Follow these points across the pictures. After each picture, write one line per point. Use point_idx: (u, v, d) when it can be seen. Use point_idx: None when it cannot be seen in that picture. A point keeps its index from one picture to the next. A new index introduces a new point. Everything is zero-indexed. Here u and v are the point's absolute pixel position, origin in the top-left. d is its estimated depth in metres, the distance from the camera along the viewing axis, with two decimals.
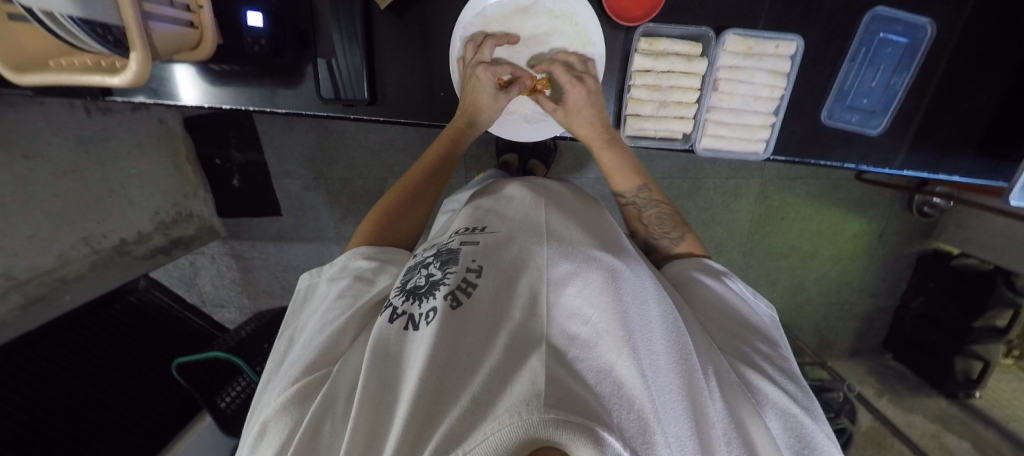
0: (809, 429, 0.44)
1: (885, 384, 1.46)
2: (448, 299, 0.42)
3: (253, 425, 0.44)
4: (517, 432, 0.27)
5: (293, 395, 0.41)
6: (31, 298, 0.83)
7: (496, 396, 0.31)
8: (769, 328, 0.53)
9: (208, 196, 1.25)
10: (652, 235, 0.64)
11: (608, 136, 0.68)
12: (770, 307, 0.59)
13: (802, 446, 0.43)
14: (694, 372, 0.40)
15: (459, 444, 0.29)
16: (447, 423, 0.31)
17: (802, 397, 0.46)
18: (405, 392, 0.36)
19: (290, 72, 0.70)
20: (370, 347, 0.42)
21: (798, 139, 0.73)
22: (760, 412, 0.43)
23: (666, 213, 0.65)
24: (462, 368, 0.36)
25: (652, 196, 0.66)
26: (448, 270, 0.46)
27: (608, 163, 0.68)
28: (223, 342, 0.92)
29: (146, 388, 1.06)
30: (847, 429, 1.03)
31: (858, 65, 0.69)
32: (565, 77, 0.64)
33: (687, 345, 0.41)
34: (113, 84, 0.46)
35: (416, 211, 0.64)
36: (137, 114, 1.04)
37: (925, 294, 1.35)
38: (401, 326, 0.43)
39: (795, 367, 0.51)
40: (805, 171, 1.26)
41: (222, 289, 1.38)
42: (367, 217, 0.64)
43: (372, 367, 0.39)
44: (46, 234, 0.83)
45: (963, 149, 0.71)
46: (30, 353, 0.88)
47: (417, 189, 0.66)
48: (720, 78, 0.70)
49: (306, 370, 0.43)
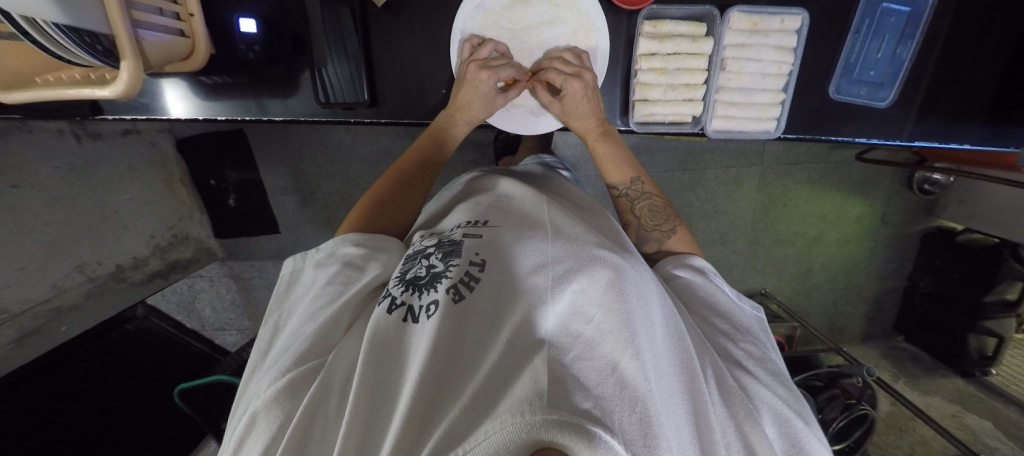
0: (801, 434, 0.43)
1: (900, 367, 1.43)
2: (450, 293, 0.40)
3: (239, 418, 0.42)
4: (517, 433, 0.25)
5: (284, 387, 0.39)
6: (26, 331, 0.79)
7: (499, 394, 0.29)
8: (759, 329, 0.52)
9: (204, 217, 1.22)
10: (645, 228, 0.62)
11: (605, 129, 0.66)
12: (757, 309, 0.56)
13: (795, 454, 0.42)
14: (694, 375, 0.38)
15: (457, 444, 0.26)
16: (447, 420, 0.29)
17: (794, 402, 0.45)
18: (405, 386, 0.34)
19: (285, 79, 0.69)
20: (368, 338, 0.40)
21: (811, 115, 0.73)
22: (756, 417, 0.41)
23: (659, 206, 0.62)
24: (463, 364, 0.34)
25: (646, 188, 0.64)
26: (450, 263, 0.44)
27: (602, 155, 0.65)
28: (223, 366, 0.88)
29: (147, 415, 1.01)
30: (869, 414, 0.97)
31: (862, 37, 0.69)
32: (559, 79, 0.62)
33: (687, 347, 0.39)
34: (104, 96, 0.45)
35: (404, 202, 0.63)
36: (129, 138, 1.02)
37: (932, 274, 1.33)
38: (399, 318, 0.41)
39: (786, 370, 0.49)
40: (804, 157, 1.26)
41: (222, 313, 1.35)
42: (357, 203, 0.62)
43: (369, 360, 0.37)
44: (39, 264, 0.80)
45: (972, 117, 0.71)
46: (23, 389, 0.87)
47: (406, 179, 0.65)
48: (728, 58, 0.69)
49: (296, 361, 0.41)
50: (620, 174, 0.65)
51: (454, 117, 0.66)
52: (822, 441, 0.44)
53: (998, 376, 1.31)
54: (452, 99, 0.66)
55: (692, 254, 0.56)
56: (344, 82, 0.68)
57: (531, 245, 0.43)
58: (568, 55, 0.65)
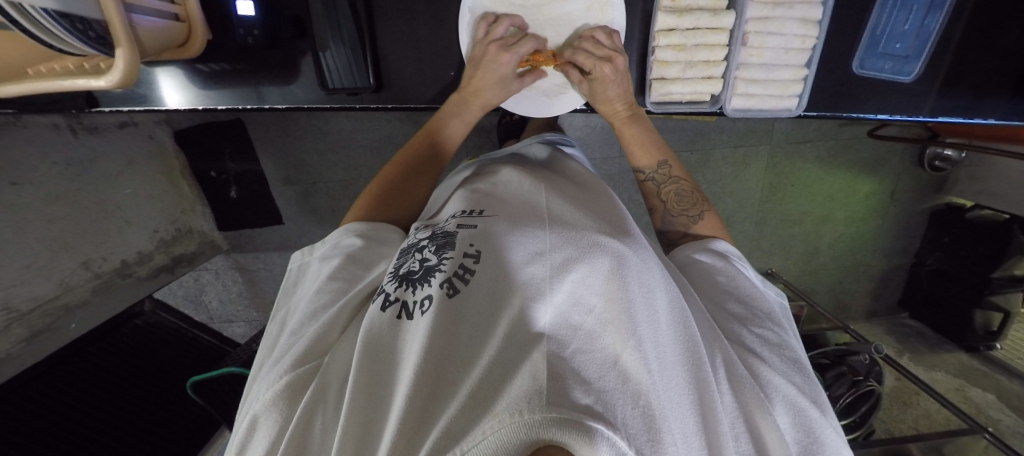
0: (816, 423, 0.41)
1: (905, 343, 1.44)
2: (443, 288, 0.39)
3: (245, 417, 0.41)
4: (517, 433, 0.24)
5: (282, 389, 0.38)
6: (35, 329, 0.79)
7: (496, 390, 0.29)
8: (776, 312, 0.50)
9: (207, 210, 1.21)
10: (670, 213, 0.61)
11: (631, 111, 0.64)
12: (781, 295, 0.55)
13: (810, 442, 0.40)
14: (700, 364, 0.37)
15: (457, 443, 0.26)
16: (443, 420, 0.28)
17: (807, 389, 0.43)
18: (401, 384, 0.33)
19: (286, 65, 0.67)
20: (362, 339, 0.39)
21: (829, 91, 0.71)
22: (767, 406, 0.40)
23: (686, 190, 0.61)
24: (460, 359, 0.34)
25: (672, 172, 0.63)
26: (444, 256, 0.44)
27: (629, 137, 0.64)
28: (235, 357, 0.87)
29: (161, 408, 1.04)
30: (878, 391, 0.98)
31: (890, 7, 0.67)
32: (590, 62, 0.59)
33: (693, 336, 0.38)
34: (99, 86, 0.43)
35: (412, 192, 0.62)
36: (126, 131, 1.00)
37: (940, 250, 1.33)
38: (393, 315, 0.40)
39: (804, 356, 0.47)
40: (814, 134, 1.23)
41: (229, 304, 1.35)
42: (366, 191, 0.61)
43: (364, 358, 0.37)
44: (44, 262, 0.79)
45: (997, 92, 0.69)
46: (39, 384, 0.86)
47: (411, 169, 0.63)
48: (750, 32, 0.66)
49: (295, 363, 0.40)
50: (649, 157, 0.63)
51: (468, 102, 0.64)
52: (836, 430, 0.42)
53: (1001, 350, 1.31)
54: (466, 82, 0.64)
55: (716, 238, 0.56)
56: (344, 65, 0.66)
57: (529, 235, 0.42)
58: (599, 35, 0.62)
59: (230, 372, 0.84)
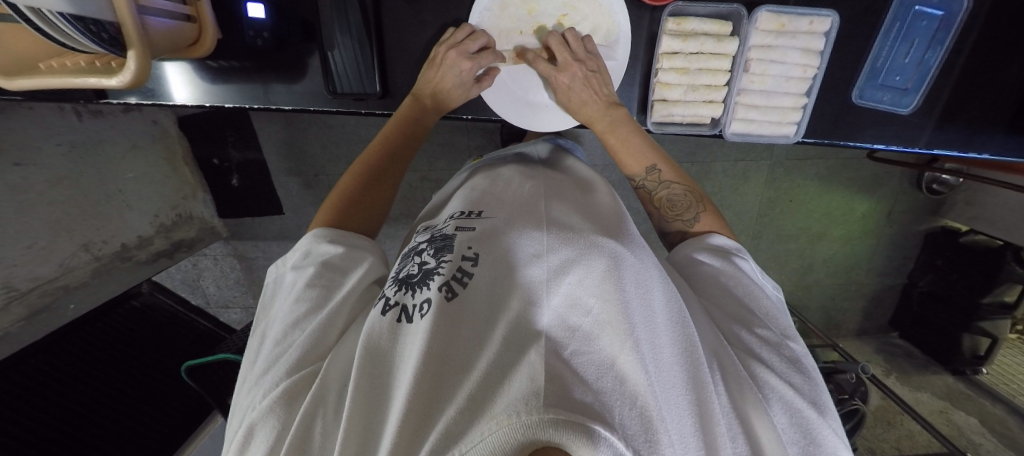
0: (815, 425, 0.40)
1: (892, 362, 1.45)
2: (442, 291, 0.40)
3: (237, 429, 0.42)
4: (516, 434, 0.25)
5: (281, 395, 0.39)
6: (35, 309, 0.80)
7: (494, 393, 0.29)
8: (778, 314, 0.49)
9: (208, 196, 1.21)
10: (665, 219, 0.61)
11: (613, 116, 0.63)
12: (776, 288, 0.55)
13: (810, 445, 0.39)
14: (697, 366, 0.38)
15: (457, 444, 0.26)
16: (443, 422, 0.29)
17: (808, 391, 0.43)
18: (399, 390, 0.34)
19: (293, 66, 0.68)
20: (361, 346, 0.40)
21: (830, 119, 0.72)
22: (764, 407, 0.40)
23: (679, 193, 0.60)
24: (460, 362, 0.34)
25: (664, 176, 0.61)
26: (443, 259, 0.45)
27: (617, 144, 0.63)
28: (230, 343, 0.88)
29: (157, 390, 1.05)
30: (860, 409, 0.96)
31: (891, 40, 0.68)
32: (548, 70, 0.62)
33: (691, 336, 0.39)
34: (111, 86, 0.44)
35: (383, 187, 0.63)
36: (130, 115, 1.01)
37: (933, 273, 1.33)
38: (392, 319, 0.41)
39: (810, 360, 0.46)
40: (814, 153, 1.23)
41: (225, 290, 1.38)
42: (328, 200, 0.61)
43: (362, 367, 0.37)
44: (45, 244, 0.80)
45: (994, 127, 0.70)
46: (35, 362, 0.87)
47: (378, 174, 0.63)
48: (752, 59, 0.68)
49: (292, 369, 0.41)
50: (638, 164, 0.62)
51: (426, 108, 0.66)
52: (839, 435, 0.41)
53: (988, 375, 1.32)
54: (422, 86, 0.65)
55: (714, 233, 0.56)
56: (351, 66, 0.66)
57: (527, 236, 0.42)
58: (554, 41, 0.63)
59: (224, 359, 0.85)
